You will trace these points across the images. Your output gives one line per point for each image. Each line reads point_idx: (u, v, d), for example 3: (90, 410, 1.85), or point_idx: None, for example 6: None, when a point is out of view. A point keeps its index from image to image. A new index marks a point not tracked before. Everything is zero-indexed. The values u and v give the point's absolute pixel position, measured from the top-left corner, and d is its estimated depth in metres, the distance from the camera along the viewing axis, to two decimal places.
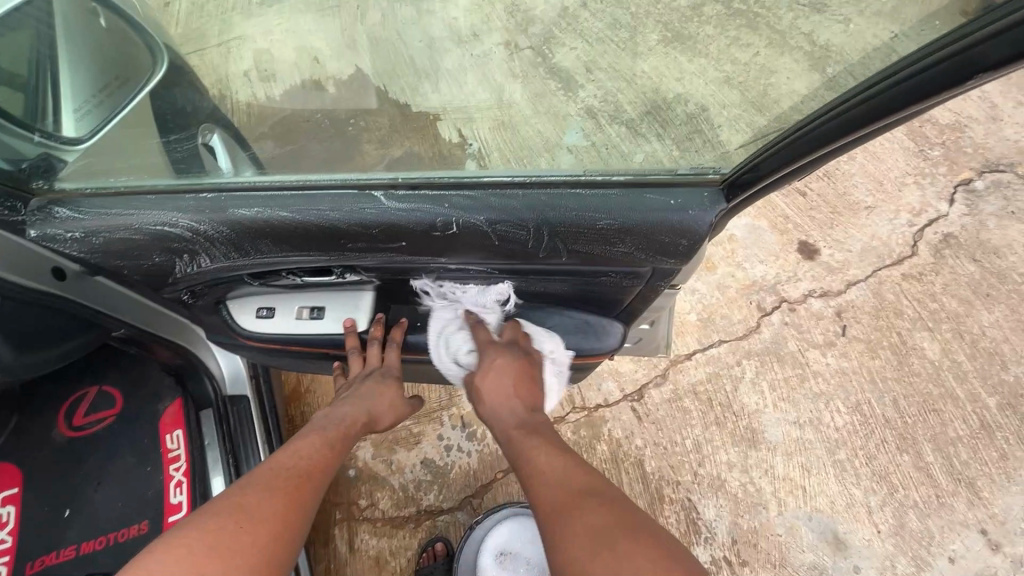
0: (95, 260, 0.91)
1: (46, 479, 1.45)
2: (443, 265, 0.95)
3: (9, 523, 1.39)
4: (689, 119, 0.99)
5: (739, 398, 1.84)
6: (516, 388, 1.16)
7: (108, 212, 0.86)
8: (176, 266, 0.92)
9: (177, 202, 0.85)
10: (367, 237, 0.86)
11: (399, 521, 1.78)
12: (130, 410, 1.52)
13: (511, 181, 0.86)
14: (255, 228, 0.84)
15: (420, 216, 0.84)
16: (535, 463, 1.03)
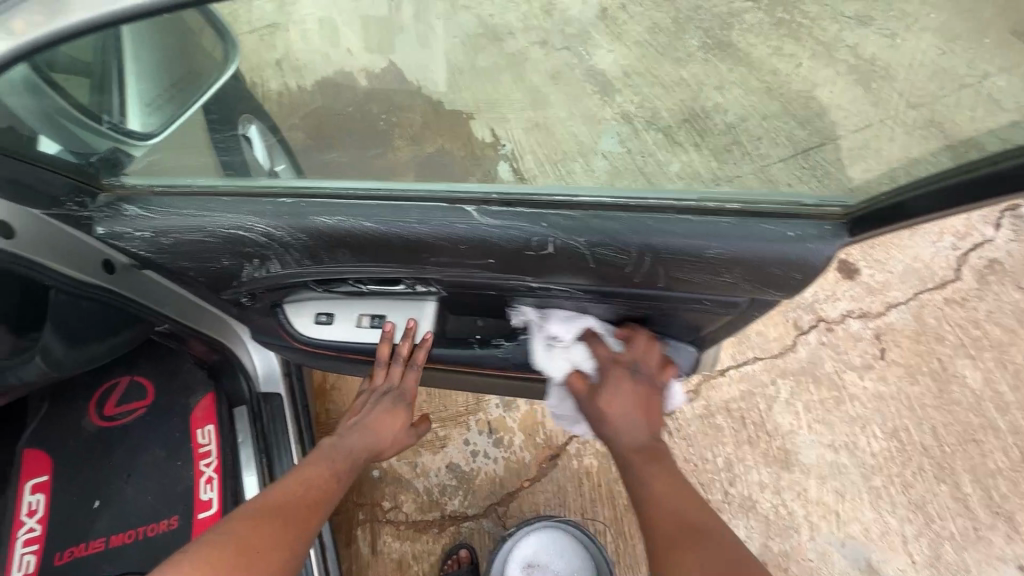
0: (162, 259, 0.87)
1: (75, 469, 1.43)
2: (525, 284, 0.92)
3: (38, 510, 1.38)
4: (729, 129, 1.03)
5: (772, 417, 1.81)
6: (644, 408, 1.11)
7: (179, 212, 0.82)
8: (242, 271, 0.89)
9: (252, 206, 0.81)
10: (456, 252, 0.83)
11: (422, 526, 1.76)
12: (162, 403, 1.50)
13: (613, 203, 0.83)
14: (336, 238, 0.81)
15: (515, 235, 0.81)
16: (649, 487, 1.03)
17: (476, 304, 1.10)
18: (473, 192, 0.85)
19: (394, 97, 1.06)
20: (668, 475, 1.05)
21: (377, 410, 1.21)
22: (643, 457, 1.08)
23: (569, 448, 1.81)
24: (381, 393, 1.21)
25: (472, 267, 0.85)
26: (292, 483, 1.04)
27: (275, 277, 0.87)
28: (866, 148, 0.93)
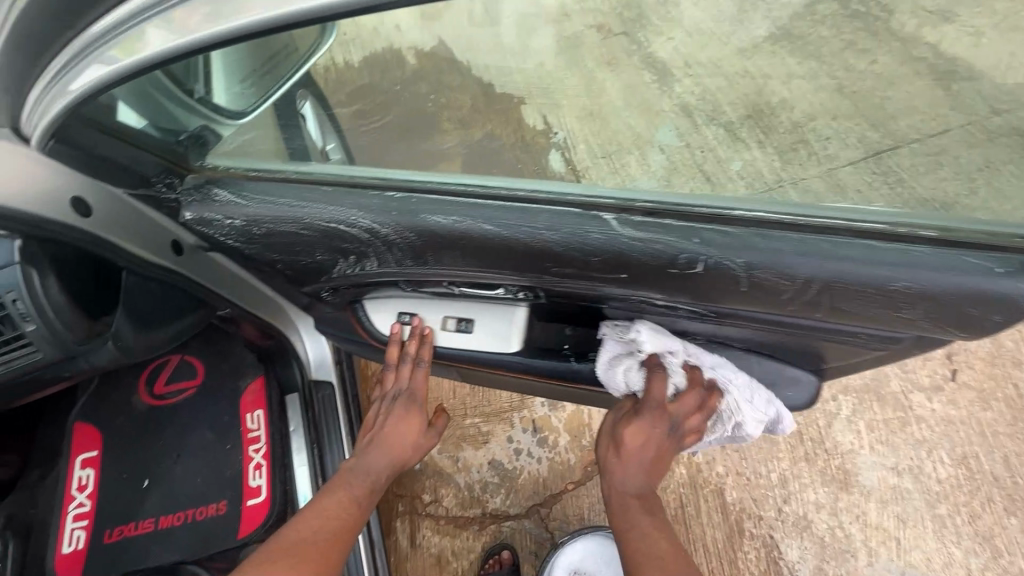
0: (255, 249, 0.82)
1: (124, 446, 1.40)
2: (650, 302, 0.77)
3: (88, 486, 1.36)
4: (793, 129, 0.94)
5: (832, 435, 1.72)
6: (657, 461, 0.96)
7: (276, 202, 0.75)
8: (337, 266, 0.84)
9: (358, 199, 0.72)
10: (583, 265, 0.70)
11: (463, 522, 1.73)
12: (212, 383, 1.46)
13: (775, 220, 0.69)
14: (448, 240, 0.70)
15: (659, 249, 0.66)
16: (630, 529, 0.94)
17: (575, 313, 0.94)
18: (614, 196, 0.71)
19: (443, 77, 1.03)
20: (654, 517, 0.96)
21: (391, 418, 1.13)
22: (635, 502, 0.98)
23: None
24: (392, 397, 1.15)
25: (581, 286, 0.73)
26: (308, 514, 1.01)
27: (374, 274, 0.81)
28: (938, 158, 0.83)
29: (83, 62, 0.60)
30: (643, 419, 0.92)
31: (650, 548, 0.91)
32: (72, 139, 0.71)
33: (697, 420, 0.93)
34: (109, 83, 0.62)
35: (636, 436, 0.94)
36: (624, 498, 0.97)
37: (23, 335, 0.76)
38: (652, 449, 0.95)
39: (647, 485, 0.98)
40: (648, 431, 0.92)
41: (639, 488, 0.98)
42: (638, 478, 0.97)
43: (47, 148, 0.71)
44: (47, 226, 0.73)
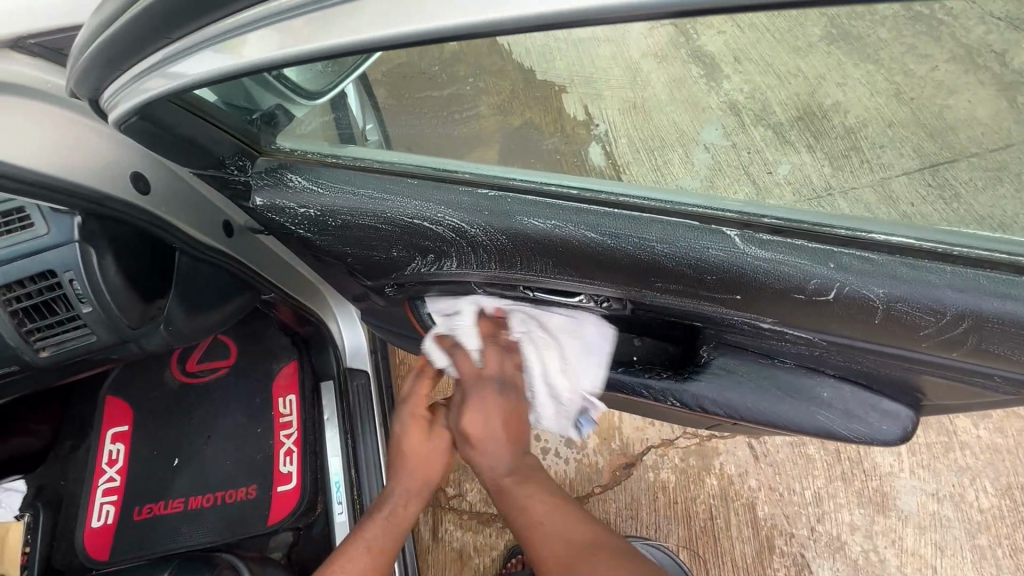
0: (325, 241, 0.73)
1: (156, 422, 1.38)
2: (752, 326, 0.63)
3: (118, 461, 1.35)
4: (848, 133, 0.73)
5: (871, 456, 1.67)
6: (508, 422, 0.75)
7: (354, 192, 0.66)
8: (412, 264, 0.73)
9: (444, 192, 0.62)
10: (693, 283, 0.58)
11: (486, 518, 1.71)
12: (245, 365, 1.44)
13: (925, 244, 0.55)
14: (546, 248, 0.60)
15: (789, 273, 0.54)
16: (522, 514, 0.70)
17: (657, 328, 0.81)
18: (737, 210, 0.57)
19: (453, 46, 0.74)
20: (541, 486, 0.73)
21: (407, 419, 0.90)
22: (516, 483, 0.73)
23: (645, 458, 1.71)
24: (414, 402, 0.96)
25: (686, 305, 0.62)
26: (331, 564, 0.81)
27: (452, 276, 0.70)
28: (1000, 175, 0.69)
29: (195, 48, 0.49)
30: (473, 398, 0.75)
31: (552, 530, 0.68)
32: (156, 114, 0.58)
33: (509, 365, 0.77)
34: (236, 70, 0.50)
35: (473, 416, 0.73)
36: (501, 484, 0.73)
37: (77, 316, 0.73)
38: (493, 416, 0.74)
39: (514, 458, 0.75)
40: (482, 405, 0.74)
41: (512, 462, 0.74)
42: (501, 452, 0.74)
43: (127, 124, 0.60)
44: (110, 205, 0.70)
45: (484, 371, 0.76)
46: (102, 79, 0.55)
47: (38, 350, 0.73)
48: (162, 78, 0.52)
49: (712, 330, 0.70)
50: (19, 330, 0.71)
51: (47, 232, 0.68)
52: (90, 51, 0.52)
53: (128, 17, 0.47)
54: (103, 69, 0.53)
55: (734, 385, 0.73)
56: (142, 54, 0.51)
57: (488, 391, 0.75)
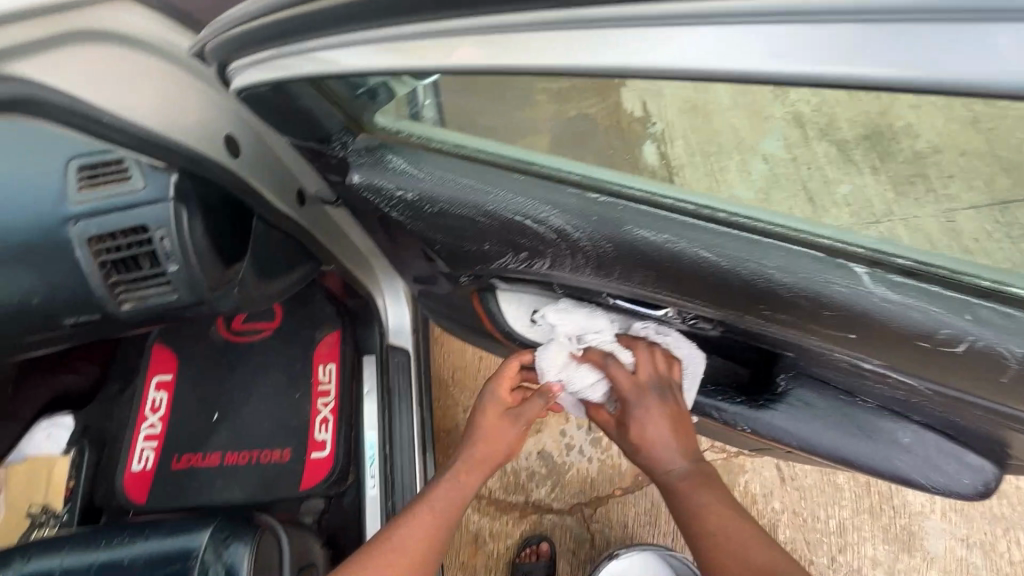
0: (419, 226, 0.75)
1: (199, 375, 1.41)
2: (851, 363, 0.61)
3: (160, 408, 1.37)
4: (916, 159, 0.66)
5: (902, 493, 1.63)
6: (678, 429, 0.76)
7: (459, 182, 0.68)
8: (503, 259, 0.74)
9: (553, 193, 0.64)
10: (803, 312, 0.57)
11: (504, 506, 1.72)
12: (289, 328, 1.45)
13: None
14: (652, 259, 0.61)
15: (917, 318, 0.52)
16: (699, 522, 0.70)
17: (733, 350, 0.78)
18: (863, 243, 0.55)
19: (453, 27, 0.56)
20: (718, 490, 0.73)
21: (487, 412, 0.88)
22: (687, 487, 0.74)
23: None
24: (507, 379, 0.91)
25: (784, 333, 0.62)
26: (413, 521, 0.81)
27: (541, 276, 0.72)
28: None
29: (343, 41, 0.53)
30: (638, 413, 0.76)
31: (737, 541, 0.67)
32: (287, 90, 0.61)
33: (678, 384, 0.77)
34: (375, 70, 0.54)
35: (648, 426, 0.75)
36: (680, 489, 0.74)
37: (161, 273, 0.74)
38: (660, 425, 0.75)
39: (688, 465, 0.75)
40: (648, 416, 0.75)
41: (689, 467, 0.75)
42: (671, 458, 0.75)
43: (253, 93, 0.63)
44: (206, 165, 0.71)
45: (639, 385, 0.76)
46: (245, 50, 0.58)
47: (120, 301, 0.75)
48: (301, 63, 0.56)
49: (794, 358, 0.68)
50: (105, 280, 0.72)
51: (143, 187, 0.69)
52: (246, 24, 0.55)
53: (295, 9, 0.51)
54: (247, 42, 0.57)
55: (811, 420, 0.71)
56: (293, 39, 0.54)
57: (651, 402, 0.76)
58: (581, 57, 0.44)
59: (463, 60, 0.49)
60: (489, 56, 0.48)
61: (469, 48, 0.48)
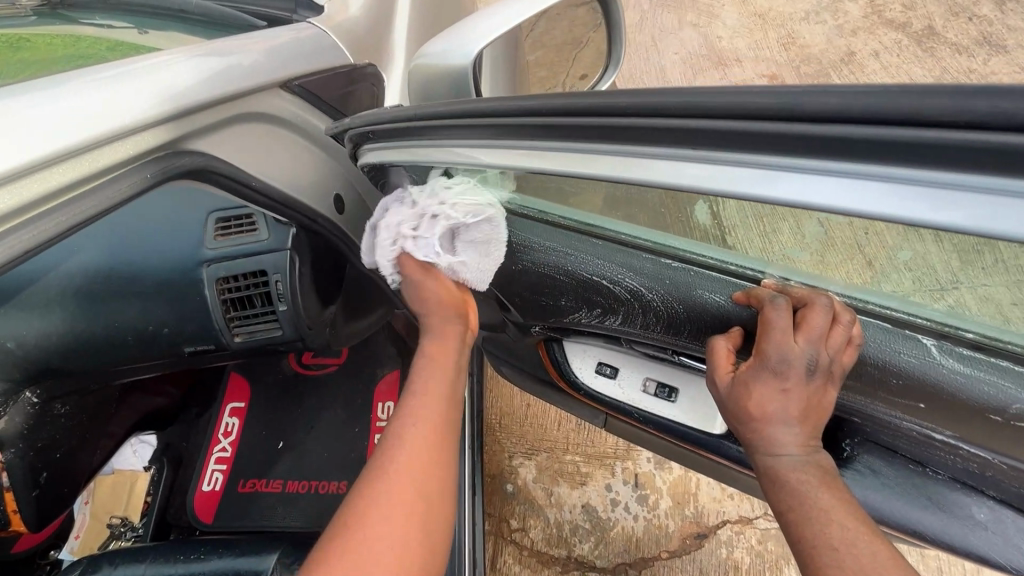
0: (504, 283, 0.87)
1: (269, 405, 1.50)
2: (924, 431, 0.65)
3: (232, 433, 1.47)
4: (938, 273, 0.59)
5: None
6: (817, 404, 0.59)
7: (544, 245, 0.79)
8: (575, 314, 0.82)
9: (629, 259, 0.73)
10: (877, 383, 0.65)
11: (546, 559, 1.70)
12: (353, 365, 1.54)
13: None
14: (718, 321, 0.69)
15: (988, 392, 0.60)
16: (800, 493, 0.56)
17: None
18: (922, 315, 0.62)
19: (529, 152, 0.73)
20: (835, 493, 0.56)
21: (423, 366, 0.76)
22: (803, 464, 0.58)
23: (720, 533, 1.65)
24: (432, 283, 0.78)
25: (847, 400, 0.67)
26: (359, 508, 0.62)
27: (613, 331, 0.78)
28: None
29: (440, 140, 0.66)
30: (767, 377, 0.59)
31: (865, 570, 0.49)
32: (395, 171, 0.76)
33: (851, 358, 0.61)
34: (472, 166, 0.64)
35: (772, 391, 0.59)
36: (792, 481, 0.57)
37: (271, 312, 0.84)
38: (795, 397, 0.58)
39: (804, 450, 0.59)
40: (778, 382, 0.59)
41: (806, 444, 0.59)
42: (789, 441, 0.59)
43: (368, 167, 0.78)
44: (320, 222, 0.83)
45: (804, 341, 0.58)
46: (377, 137, 0.73)
47: (233, 334, 0.85)
48: (408, 152, 0.69)
49: (859, 424, 0.70)
50: (225, 316, 0.84)
51: (268, 237, 0.81)
52: (383, 118, 0.71)
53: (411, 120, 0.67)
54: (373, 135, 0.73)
55: (874, 488, 0.72)
56: (405, 138, 0.69)
57: (796, 364, 0.58)
58: (659, 173, 0.49)
59: (544, 163, 0.57)
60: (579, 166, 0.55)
61: (562, 159, 0.56)
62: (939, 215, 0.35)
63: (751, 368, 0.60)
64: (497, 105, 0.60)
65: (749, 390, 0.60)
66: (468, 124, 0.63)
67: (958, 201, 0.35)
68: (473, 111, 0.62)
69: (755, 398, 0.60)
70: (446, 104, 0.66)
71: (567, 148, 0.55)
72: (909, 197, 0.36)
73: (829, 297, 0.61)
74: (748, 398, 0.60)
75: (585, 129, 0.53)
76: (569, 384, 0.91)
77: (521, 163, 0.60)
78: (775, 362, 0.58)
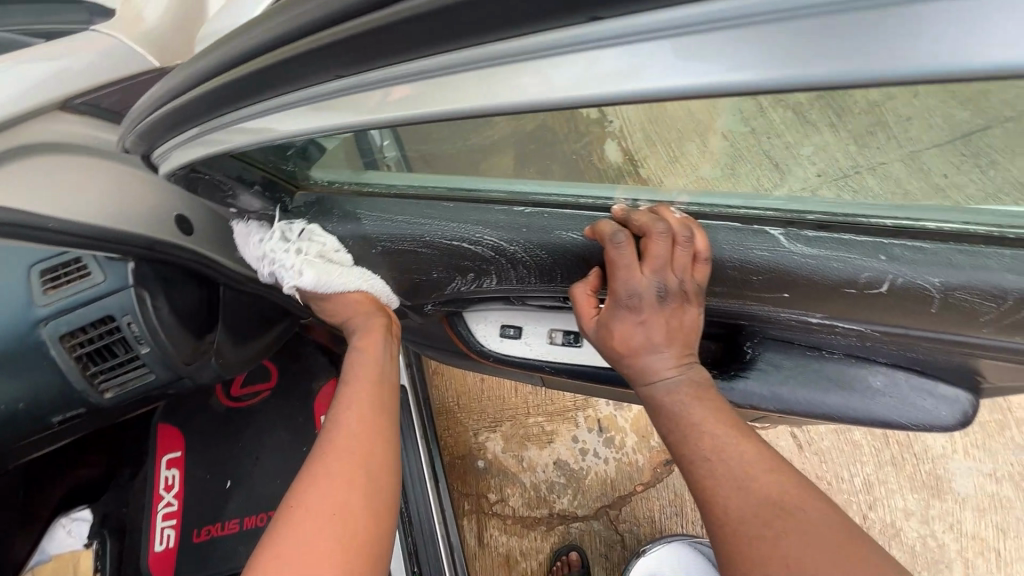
0: (372, 266, 0.81)
1: (207, 447, 1.41)
2: (800, 320, 0.66)
3: (174, 485, 1.36)
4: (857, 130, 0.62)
5: (920, 438, 1.55)
6: (675, 324, 0.66)
7: (392, 219, 0.73)
8: (453, 284, 0.79)
9: (482, 215, 0.70)
10: (742, 284, 0.65)
11: (530, 522, 1.72)
12: (286, 386, 1.48)
13: (972, 232, 0.57)
14: (581, 257, 0.69)
15: (840, 269, 0.59)
16: (682, 418, 0.64)
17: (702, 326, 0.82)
18: (773, 208, 0.64)
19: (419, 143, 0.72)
20: (704, 403, 0.64)
21: (357, 364, 0.82)
22: (680, 389, 0.66)
23: None
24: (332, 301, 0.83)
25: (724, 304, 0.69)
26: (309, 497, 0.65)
27: (493, 292, 0.76)
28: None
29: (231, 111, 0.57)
30: (625, 312, 0.65)
31: (732, 473, 0.58)
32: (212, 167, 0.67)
33: (705, 273, 0.64)
34: (257, 143, 0.60)
35: (633, 326, 0.66)
36: (666, 402, 0.66)
37: (136, 357, 0.80)
38: (655, 325, 0.66)
39: (678, 372, 0.66)
40: (632, 313, 0.65)
41: (680, 370, 0.66)
42: (661, 366, 0.66)
43: (180, 174, 0.69)
44: (158, 248, 0.79)
45: (648, 272, 0.63)
46: (161, 143, 0.67)
47: (104, 390, 0.80)
48: (210, 140, 0.62)
49: (749, 325, 0.71)
50: (85, 374, 0.78)
51: (104, 279, 0.77)
52: (150, 119, 0.64)
53: (189, 97, 0.58)
54: (167, 128, 0.64)
55: (781, 380, 0.73)
56: (197, 122, 0.61)
57: (646, 295, 0.64)
58: (469, 93, 0.42)
59: (343, 117, 0.51)
60: (385, 106, 0.48)
61: (382, 101, 0.48)
62: (735, 73, 0.32)
63: (611, 308, 0.66)
64: (255, 44, 0.50)
65: (611, 329, 0.67)
66: (220, 99, 0.56)
67: (754, 37, 0.30)
68: (213, 72, 0.55)
69: (618, 333, 0.67)
70: (191, 76, 0.59)
71: (364, 80, 0.46)
72: (694, 51, 0.33)
73: (666, 220, 0.62)
74: (615, 336, 0.67)
75: (347, 49, 0.43)
76: (480, 356, 0.89)
77: (316, 124, 0.54)
78: (626, 297, 0.64)
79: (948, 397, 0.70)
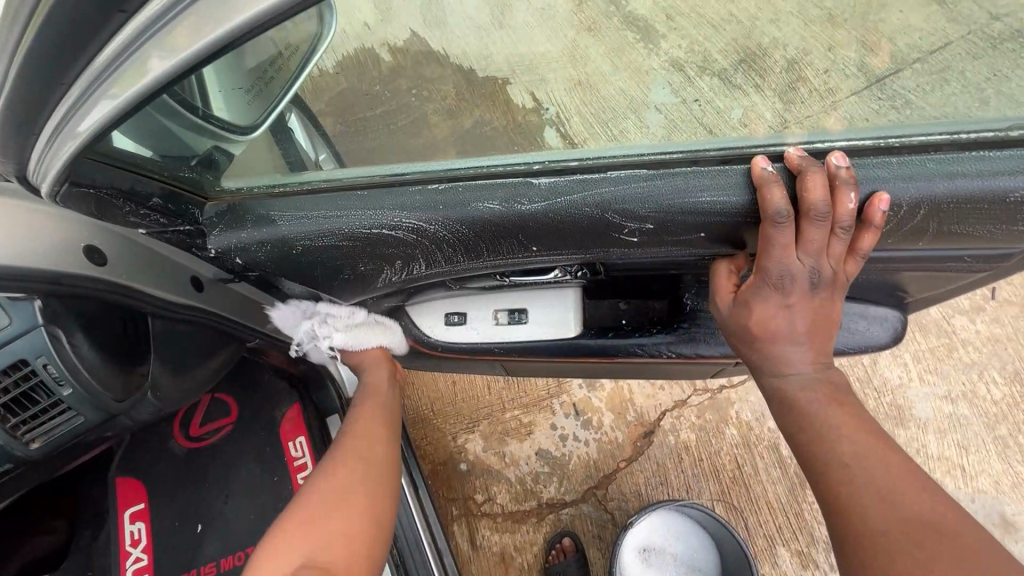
0: (294, 266, 0.80)
1: (171, 493, 1.34)
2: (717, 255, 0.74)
3: (141, 540, 1.31)
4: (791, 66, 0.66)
5: (879, 372, 1.61)
6: (821, 318, 0.73)
7: (306, 215, 0.73)
8: (382, 273, 0.82)
9: (397, 198, 0.70)
10: (653, 233, 0.69)
11: (521, 516, 1.71)
12: (247, 417, 1.42)
13: (871, 144, 0.60)
14: (500, 227, 0.70)
15: (741, 197, 0.63)
16: (814, 418, 0.71)
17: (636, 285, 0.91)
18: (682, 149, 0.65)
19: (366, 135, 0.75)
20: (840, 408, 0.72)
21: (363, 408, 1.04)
22: (809, 394, 0.73)
23: (663, 424, 1.72)
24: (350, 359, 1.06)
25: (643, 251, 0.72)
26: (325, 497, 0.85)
27: (421, 276, 0.80)
28: (948, 72, 0.61)
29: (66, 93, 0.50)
30: (772, 293, 0.70)
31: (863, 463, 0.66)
32: (86, 174, 0.62)
33: (857, 268, 0.69)
34: (112, 118, 0.53)
35: (782, 313, 0.71)
36: (797, 398, 0.73)
37: (59, 400, 0.79)
38: (801, 319, 0.72)
39: (814, 368, 0.74)
40: (773, 299, 0.70)
41: (813, 371, 0.74)
42: (796, 360, 0.73)
43: (63, 191, 0.63)
44: (65, 281, 0.75)
45: (805, 257, 0.66)
46: (23, 160, 0.60)
47: (29, 442, 0.80)
48: (65, 135, 0.55)
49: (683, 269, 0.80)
50: (5, 426, 0.77)
51: (10, 323, 0.73)
52: None
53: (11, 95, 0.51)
54: (19, 140, 0.57)
55: None
56: (44, 121, 0.54)
57: (796, 271, 0.67)
58: None
59: (177, 56, 0.44)
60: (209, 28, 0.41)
61: (203, 23, 0.40)
62: None
63: (759, 285, 0.70)
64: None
65: (751, 308, 0.72)
66: (38, 82, 0.49)
67: None
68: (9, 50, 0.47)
69: (756, 317, 0.73)
70: None
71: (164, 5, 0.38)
72: None
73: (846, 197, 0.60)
74: (750, 316, 0.73)
75: None
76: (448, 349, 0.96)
77: (156, 67, 0.46)
78: (777, 278, 0.68)
79: (878, 317, 0.82)
